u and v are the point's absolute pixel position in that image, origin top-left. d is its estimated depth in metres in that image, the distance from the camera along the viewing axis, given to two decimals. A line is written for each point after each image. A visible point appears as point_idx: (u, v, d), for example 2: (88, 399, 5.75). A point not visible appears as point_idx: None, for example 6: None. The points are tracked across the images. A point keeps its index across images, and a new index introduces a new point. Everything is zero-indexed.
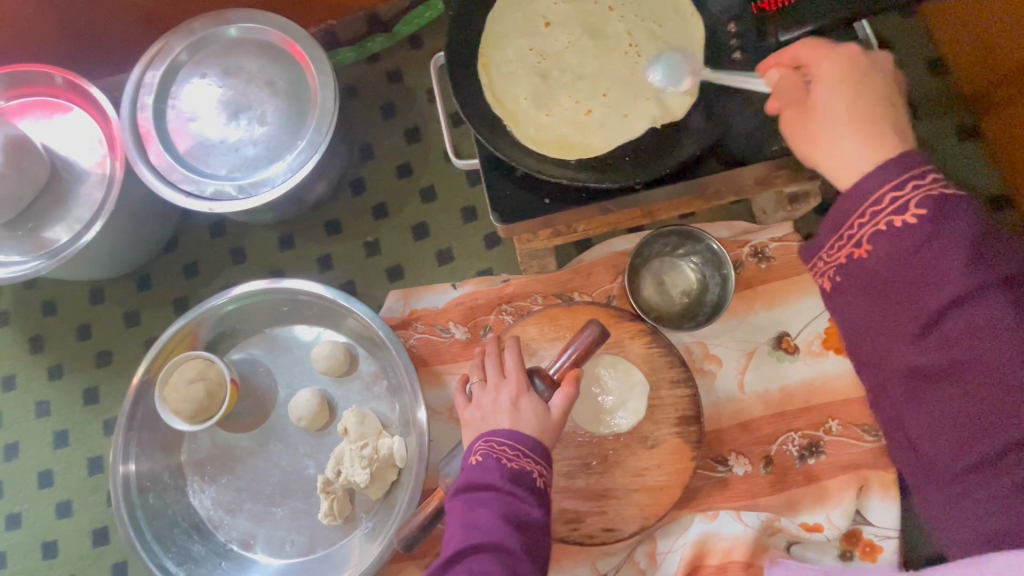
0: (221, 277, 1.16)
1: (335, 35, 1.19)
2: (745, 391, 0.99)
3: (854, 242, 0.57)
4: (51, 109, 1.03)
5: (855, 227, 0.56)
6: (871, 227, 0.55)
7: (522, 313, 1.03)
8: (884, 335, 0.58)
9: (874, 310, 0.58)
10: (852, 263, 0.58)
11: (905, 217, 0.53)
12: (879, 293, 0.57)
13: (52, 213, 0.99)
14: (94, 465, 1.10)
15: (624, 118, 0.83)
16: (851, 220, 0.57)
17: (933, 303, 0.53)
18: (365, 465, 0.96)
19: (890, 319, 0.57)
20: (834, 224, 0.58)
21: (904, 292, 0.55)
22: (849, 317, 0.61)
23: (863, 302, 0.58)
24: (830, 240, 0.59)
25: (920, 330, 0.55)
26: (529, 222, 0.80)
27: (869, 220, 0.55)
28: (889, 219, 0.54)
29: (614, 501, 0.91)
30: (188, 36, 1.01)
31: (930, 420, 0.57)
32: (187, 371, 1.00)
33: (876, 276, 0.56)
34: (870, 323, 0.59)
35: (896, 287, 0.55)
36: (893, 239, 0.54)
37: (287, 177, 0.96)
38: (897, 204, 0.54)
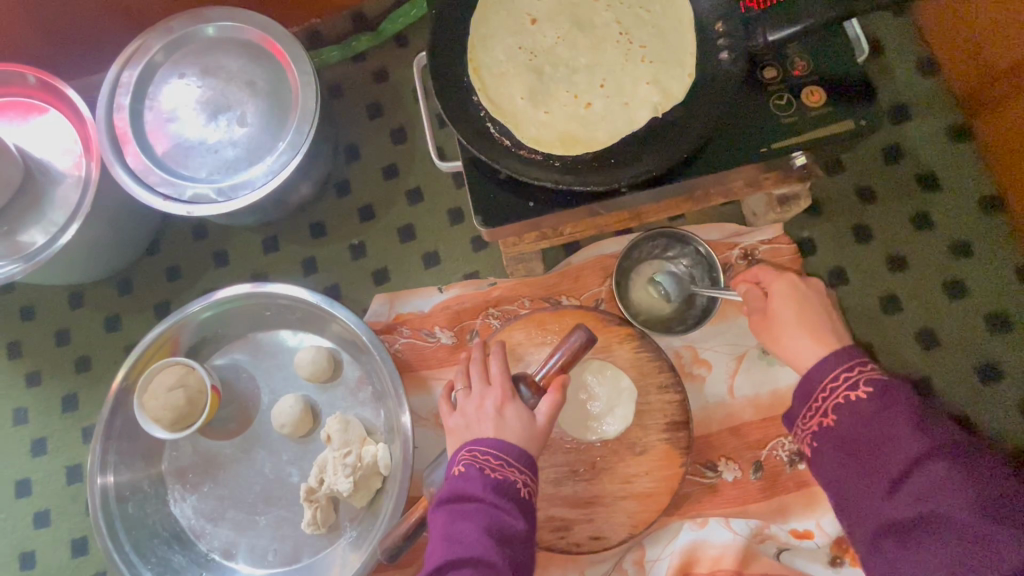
0: (203, 281, 1.14)
1: (319, 33, 1.17)
2: (735, 396, 0.98)
3: (822, 412, 0.65)
4: (26, 110, 1.01)
5: (822, 400, 0.65)
6: (832, 400, 0.65)
7: (509, 317, 1.01)
8: (856, 491, 0.63)
9: (850, 468, 0.64)
10: (822, 430, 0.65)
11: (859, 392, 0.63)
12: (852, 455, 0.63)
13: (26, 216, 0.97)
14: (73, 473, 1.07)
15: (624, 106, 0.80)
16: (817, 394, 0.66)
17: (897, 465, 0.60)
18: (348, 473, 0.94)
19: (863, 478, 0.63)
20: (802, 396, 0.67)
21: (872, 452, 0.62)
22: (827, 481, 0.66)
23: (835, 462, 0.65)
24: (803, 410, 0.67)
25: (891, 491, 0.61)
26: (514, 225, 0.79)
27: (832, 393, 0.65)
28: (847, 393, 0.64)
29: (602, 508, 0.89)
30: (166, 35, 0.99)
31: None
32: (166, 379, 0.98)
33: (846, 444, 0.63)
34: (846, 486, 0.64)
35: (865, 448, 0.62)
36: (851, 409, 0.63)
37: (267, 179, 0.93)
38: (849, 381, 0.64)
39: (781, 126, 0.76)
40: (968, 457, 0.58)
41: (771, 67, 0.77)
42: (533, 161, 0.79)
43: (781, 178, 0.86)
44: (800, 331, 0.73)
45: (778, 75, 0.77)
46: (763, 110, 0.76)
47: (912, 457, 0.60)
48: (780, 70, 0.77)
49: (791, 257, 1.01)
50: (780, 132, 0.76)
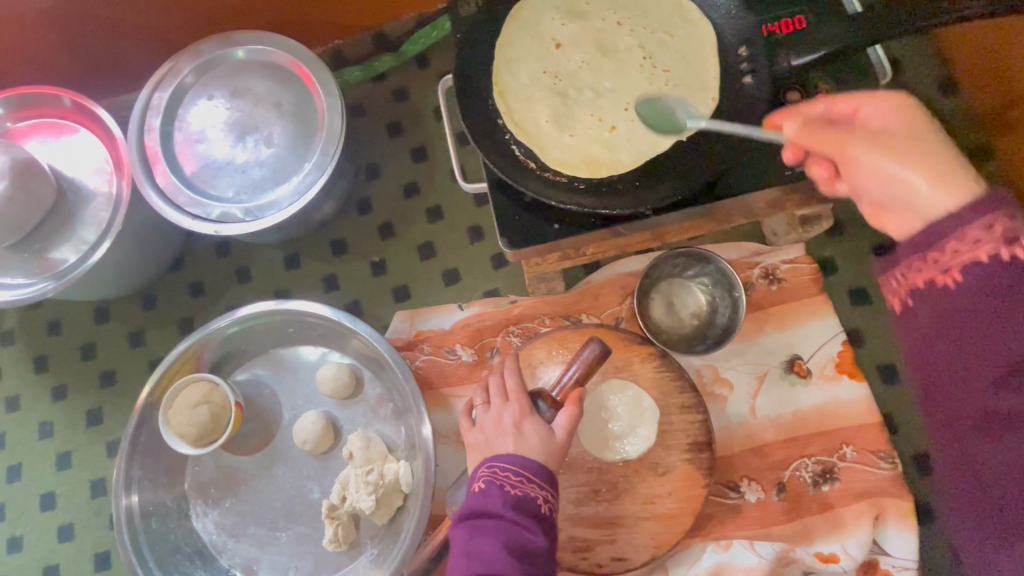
0: (226, 297, 1.15)
1: (342, 54, 1.19)
2: (756, 415, 0.97)
3: (942, 268, 0.54)
4: (60, 131, 1.03)
5: (940, 256, 0.54)
6: (967, 255, 0.53)
7: (529, 335, 1.02)
8: (948, 365, 0.56)
9: (949, 357, 0.56)
10: (927, 289, 0.56)
11: (999, 252, 0.52)
12: (959, 342, 0.55)
13: (58, 234, 0.99)
14: (97, 487, 1.09)
15: (648, 129, 0.81)
16: (941, 245, 0.54)
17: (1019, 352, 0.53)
18: (371, 491, 0.95)
19: (965, 370, 0.55)
20: (914, 245, 0.56)
21: (983, 332, 0.54)
22: (914, 347, 0.59)
23: (935, 340, 0.56)
24: (913, 260, 0.56)
25: (1002, 376, 0.54)
26: (538, 247, 0.80)
27: (966, 249, 0.53)
28: (984, 252, 0.52)
29: (625, 529, 0.89)
30: (196, 58, 1.01)
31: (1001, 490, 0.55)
32: (192, 395, 0.99)
33: (951, 301, 0.54)
34: (938, 369, 0.57)
35: (970, 323, 0.54)
36: (975, 272, 0.53)
37: (294, 199, 0.95)
38: (962, 232, 0.53)
39: None
40: None
41: (793, 90, 0.77)
42: (558, 183, 0.80)
43: (804, 201, 0.86)
44: (893, 158, 0.57)
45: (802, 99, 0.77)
46: None
47: None
48: (803, 93, 0.77)
49: (813, 276, 1.00)
50: None
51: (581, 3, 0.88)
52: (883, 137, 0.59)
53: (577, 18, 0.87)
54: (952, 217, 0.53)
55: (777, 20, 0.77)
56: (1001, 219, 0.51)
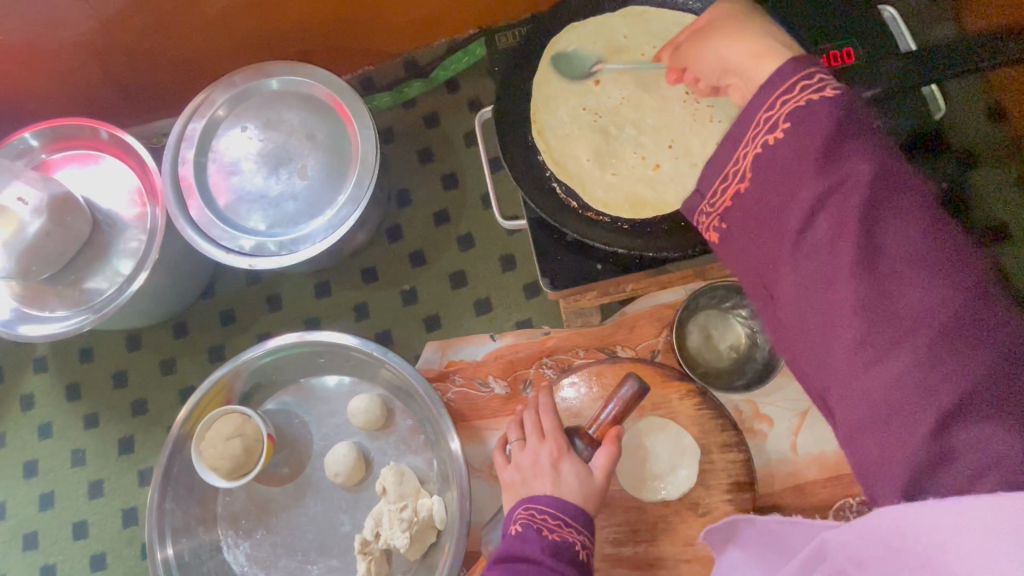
0: (256, 324, 1.15)
1: (372, 80, 1.18)
2: (798, 453, 0.95)
3: (736, 176, 0.56)
4: (94, 163, 1.03)
5: (732, 164, 0.56)
6: (747, 150, 0.54)
7: (564, 368, 1.00)
8: (764, 263, 0.55)
9: (757, 247, 0.56)
10: (732, 200, 0.57)
11: (777, 134, 0.52)
12: (760, 225, 0.55)
13: (92, 266, 0.99)
14: (129, 516, 1.09)
15: (693, 168, 0.80)
16: (731, 155, 0.56)
17: (799, 211, 0.51)
18: (405, 528, 0.93)
19: (770, 248, 0.54)
20: (712, 170, 0.58)
21: (775, 212, 0.53)
22: (739, 264, 0.59)
23: (746, 240, 0.57)
24: (712, 181, 0.58)
25: (797, 246, 0.52)
26: (579, 287, 0.80)
27: (749, 145, 0.54)
28: (764, 139, 0.53)
29: (665, 572, 0.87)
30: (229, 89, 1.01)
31: (822, 357, 0.51)
32: (224, 427, 0.98)
33: (751, 203, 0.55)
34: (757, 264, 0.57)
35: (769, 208, 0.54)
36: (762, 161, 0.53)
37: (327, 233, 0.94)
38: (766, 124, 0.53)
39: None
40: (884, 190, 0.48)
41: None
42: (601, 223, 0.79)
43: None
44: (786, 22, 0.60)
45: None
46: None
47: (814, 198, 0.50)
48: None
49: None
50: None
51: (620, 36, 0.86)
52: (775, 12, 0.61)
53: (618, 51, 0.85)
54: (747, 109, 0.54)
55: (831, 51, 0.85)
56: (801, 80, 0.51)
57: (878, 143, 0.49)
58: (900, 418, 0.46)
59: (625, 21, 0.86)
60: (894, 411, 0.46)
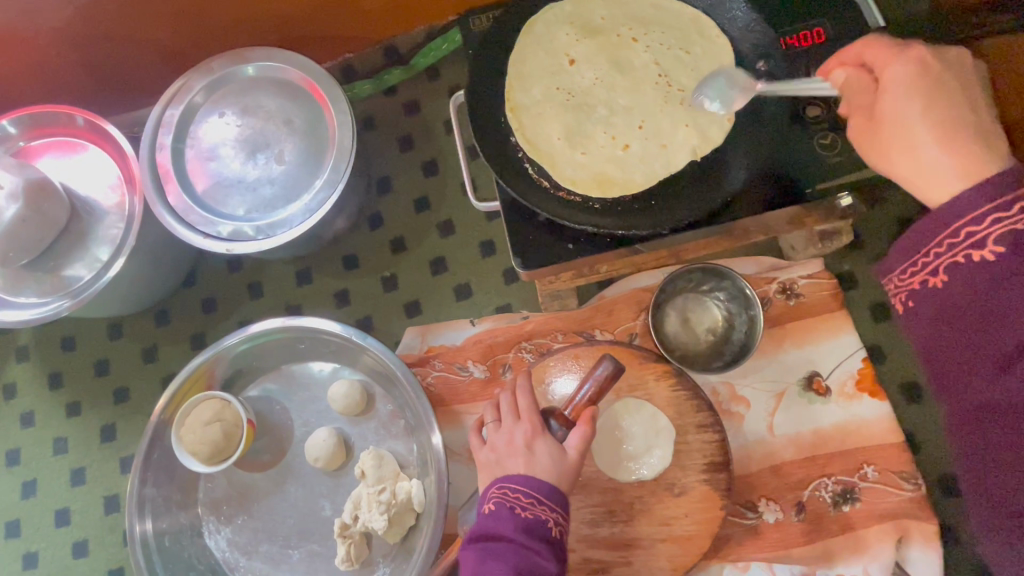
0: (237, 312, 1.15)
1: (353, 68, 1.18)
2: (774, 434, 0.95)
3: (930, 270, 0.52)
4: (71, 150, 1.03)
5: (926, 259, 0.51)
6: (949, 258, 0.50)
7: (542, 352, 1.00)
8: (955, 368, 0.52)
9: (947, 352, 0.53)
10: (923, 290, 0.53)
11: (986, 251, 0.48)
12: (954, 330, 0.51)
13: (71, 253, 0.99)
14: (111, 503, 1.09)
15: (662, 149, 0.80)
16: (930, 245, 0.51)
17: (1019, 340, 0.48)
18: (383, 510, 0.94)
19: (966, 359, 0.51)
20: (904, 249, 0.53)
21: (981, 328, 0.50)
22: (918, 349, 0.56)
23: (932, 334, 0.53)
24: (903, 261, 0.53)
25: (1003, 368, 0.49)
26: (551, 267, 0.80)
27: (947, 252, 0.50)
28: (970, 250, 0.49)
29: (641, 551, 0.87)
30: (206, 75, 1.01)
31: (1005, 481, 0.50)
32: (204, 413, 0.98)
33: (952, 310, 0.51)
34: (942, 361, 0.53)
35: (974, 323, 0.50)
36: (971, 273, 0.49)
37: (305, 217, 0.94)
38: (975, 237, 0.48)
39: (826, 165, 0.76)
40: None
41: (814, 105, 0.77)
42: (572, 203, 0.79)
43: (825, 217, 0.84)
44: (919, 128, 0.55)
45: (824, 115, 0.76)
46: (807, 149, 0.77)
47: None
48: (826, 108, 0.76)
49: (832, 293, 0.99)
50: (825, 171, 0.76)
51: (597, 18, 0.87)
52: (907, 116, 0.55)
53: (591, 33, 0.86)
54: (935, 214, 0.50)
55: (796, 33, 0.78)
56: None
57: None
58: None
59: (599, 5, 0.87)
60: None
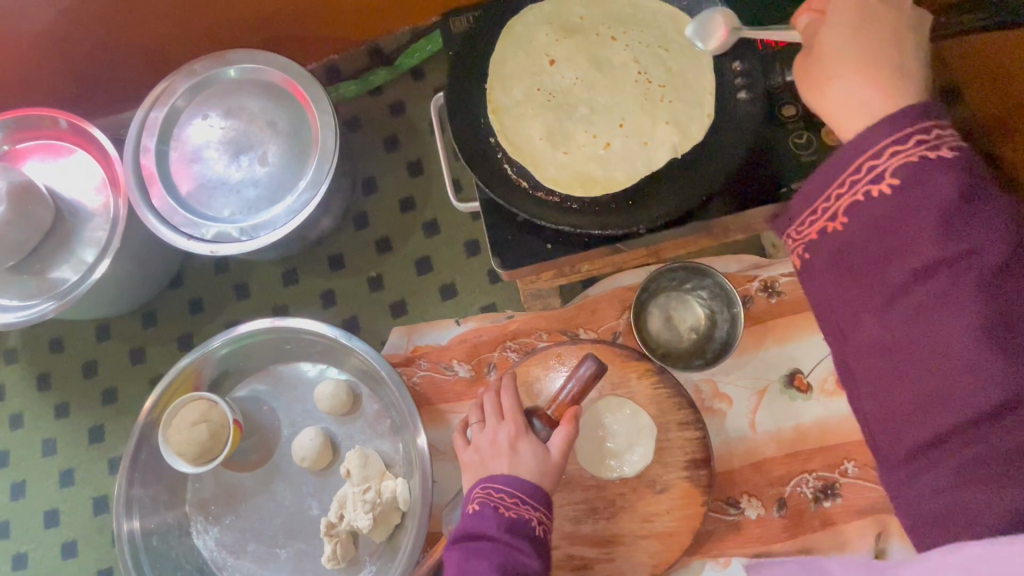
0: (224, 313, 1.16)
1: (338, 69, 1.19)
2: (756, 431, 0.96)
3: (829, 216, 0.55)
4: (56, 152, 1.04)
5: (826, 205, 0.55)
6: (848, 197, 0.53)
7: (526, 351, 1.01)
8: (849, 307, 0.56)
9: (842, 291, 0.56)
10: (822, 236, 0.56)
11: (881, 186, 0.52)
12: (850, 271, 0.55)
13: (56, 255, 0.99)
14: (100, 504, 1.10)
15: (643, 146, 0.81)
16: (828, 193, 0.55)
17: (904, 273, 0.51)
18: (368, 509, 0.94)
19: (861, 292, 0.54)
20: (807, 197, 0.57)
21: (874, 262, 0.53)
22: (816, 297, 0.59)
23: (831, 279, 0.57)
24: (805, 211, 0.57)
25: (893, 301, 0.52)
26: (529, 267, 0.81)
27: (848, 189, 0.53)
28: (867, 188, 0.52)
29: (623, 547, 0.88)
30: (190, 78, 1.01)
31: (892, 406, 0.54)
32: (190, 414, 0.99)
33: (850, 246, 0.55)
34: (838, 303, 0.57)
35: (872, 257, 0.53)
36: (868, 208, 0.53)
37: (289, 218, 0.95)
38: (875, 172, 0.52)
39: (802, 165, 0.77)
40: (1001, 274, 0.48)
41: (790, 105, 0.78)
42: (550, 203, 0.80)
43: None
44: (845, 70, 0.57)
45: (798, 112, 0.78)
46: (783, 148, 0.78)
47: (922, 264, 0.50)
48: (800, 108, 0.78)
49: None
50: (801, 171, 0.77)
51: (576, 18, 0.87)
52: (841, 55, 0.57)
53: (570, 32, 0.87)
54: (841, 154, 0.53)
55: (773, 33, 0.79)
56: (917, 133, 0.50)
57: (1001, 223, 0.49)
58: (988, 479, 0.48)
59: (577, 5, 0.87)
60: (975, 466, 0.49)
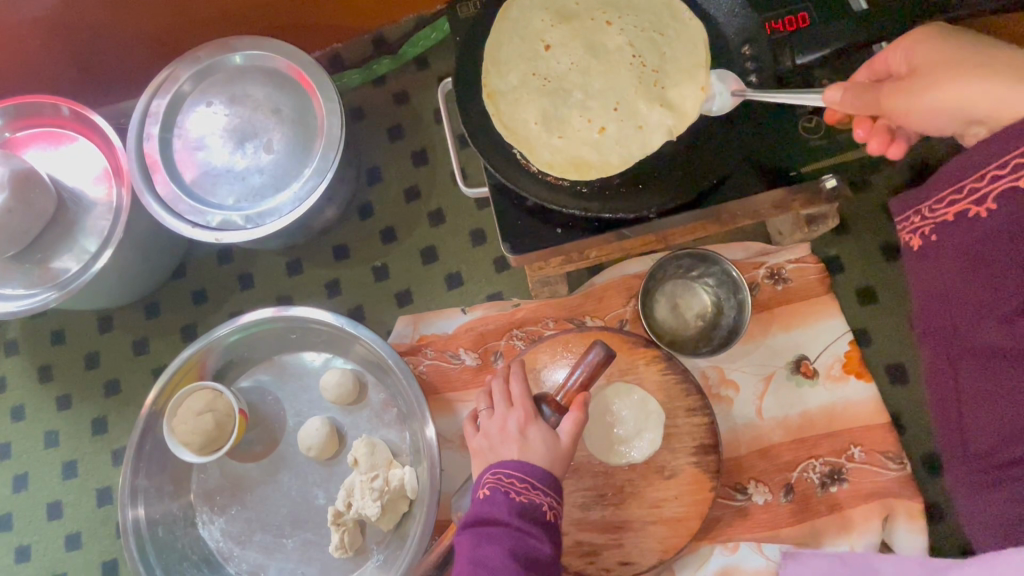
0: (228, 303, 1.15)
1: (341, 57, 1.18)
2: (763, 417, 0.97)
3: (973, 200, 0.58)
4: (57, 140, 1.03)
5: (974, 186, 0.57)
6: (999, 187, 0.55)
7: (533, 339, 1.01)
8: (966, 301, 0.60)
9: (960, 284, 0.60)
10: (956, 224, 0.59)
11: None
12: (979, 264, 0.58)
13: (59, 244, 0.98)
14: (104, 495, 1.09)
15: (638, 130, 0.80)
16: (974, 179, 0.57)
17: None
18: (376, 497, 0.94)
19: (988, 292, 0.58)
20: (953, 176, 0.59)
21: (1007, 264, 0.56)
22: (930, 285, 0.63)
23: (953, 269, 0.60)
24: (947, 194, 0.59)
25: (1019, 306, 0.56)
26: (539, 252, 0.82)
27: (1001, 179, 0.55)
28: None
29: (632, 533, 0.88)
30: (194, 65, 1.01)
31: (984, 404, 0.60)
32: (196, 403, 0.98)
33: (983, 240, 0.57)
34: (953, 293, 0.61)
35: (1006, 257, 0.56)
36: (1020, 204, 0.55)
37: (295, 205, 0.94)
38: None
39: (809, 149, 0.79)
40: None
41: None
42: (559, 186, 0.81)
43: (810, 201, 0.86)
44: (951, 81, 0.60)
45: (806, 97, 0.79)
46: (790, 132, 0.79)
47: None
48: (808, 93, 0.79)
49: (818, 276, 1.00)
50: (808, 155, 0.79)
51: (570, 3, 0.86)
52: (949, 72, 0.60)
53: (569, 17, 0.86)
54: (991, 146, 0.55)
55: (780, 18, 0.79)
56: None
57: None
58: None
59: None
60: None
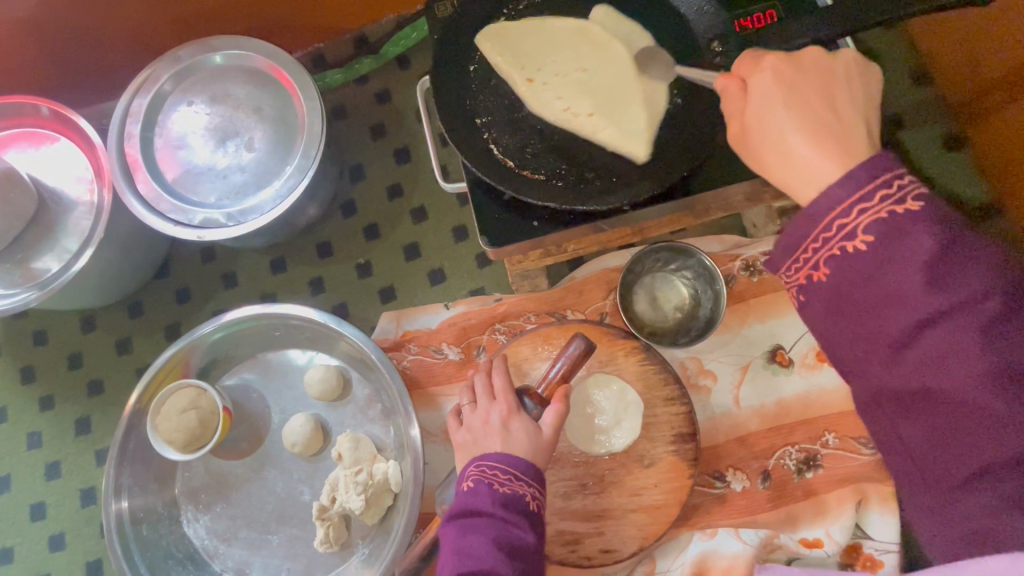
0: (212, 302, 1.15)
1: (323, 57, 1.19)
2: (740, 406, 0.99)
3: (812, 265, 0.53)
4: (38, 140, 1.03)
5: (812, 250, 0.52)
6: (826, 252, 0.52)
7: (515, 332, 1.02)
8: (854, 355, 0.54)
9: (842, 342, 0.54)
10: (810, 286, 0.54)
11: (856, 242, 0.50)
12: (843, 320, 0.53)
13: (40, 244, 0.98)
14: (87, 496, 1.09)
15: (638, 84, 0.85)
16: (809, 242, 0.52)
17: (898, 329, 0.50)
18: (360, 491, 0.95)
19: (861, 348, 0.53)
20: (786, 248, 0.54)
21: (870, 315, 0.51)
22: (820, 341, 0.57)
23: (828, 326, 0.54)
24: (789, 258, 0.54)
25: (893, 356, 0.51)
26: (517, 245, 0.83)
27: (823, 246, 0.52)
28: (841, 244, 0.51)
29: (613, 521, 0.89)
30: (174, 65, 1.01)
31: (919, 453, 0.53)
32: (179, 401, 0.98)
33: (838, 297, 0.52)
34: (842, 349, 0.55)
35: (857, 311, 0.52)
36: (850, 262, 0.51)
37: (276, 203, 0.95)
38: (846, 230, 0.50)
39: None
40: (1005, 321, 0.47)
41: None
42: (536, 180, 0.82)
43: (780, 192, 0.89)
44: (778, 107, 0.57)
45: None
46: None
47: (917, 321, 0.49)
48: None
49: None
50: None
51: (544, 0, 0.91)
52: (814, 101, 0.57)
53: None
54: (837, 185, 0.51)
55: (749, 16, 0.81)
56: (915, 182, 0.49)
57: (987, 267, 0.48)
58: None
59: None
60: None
